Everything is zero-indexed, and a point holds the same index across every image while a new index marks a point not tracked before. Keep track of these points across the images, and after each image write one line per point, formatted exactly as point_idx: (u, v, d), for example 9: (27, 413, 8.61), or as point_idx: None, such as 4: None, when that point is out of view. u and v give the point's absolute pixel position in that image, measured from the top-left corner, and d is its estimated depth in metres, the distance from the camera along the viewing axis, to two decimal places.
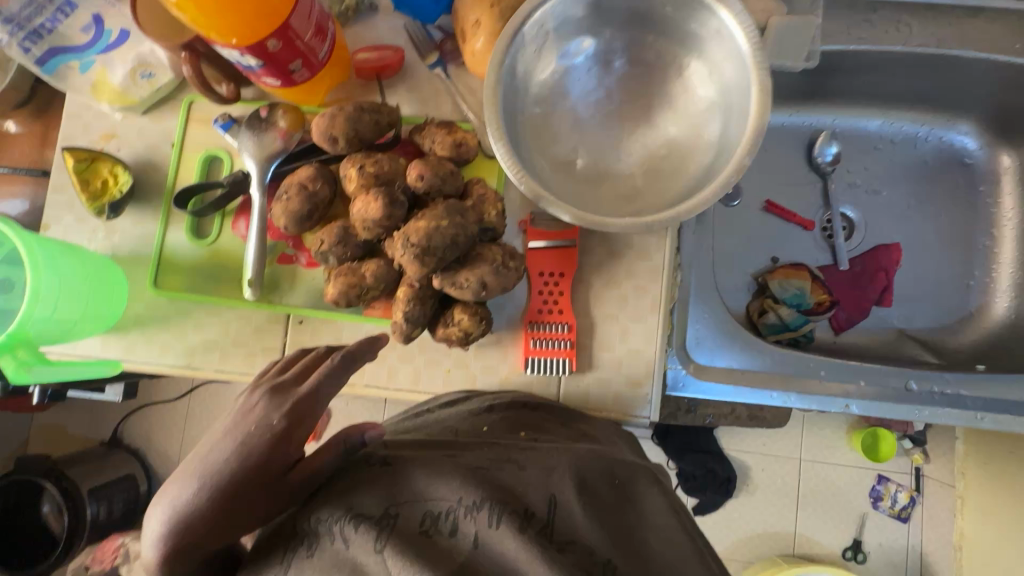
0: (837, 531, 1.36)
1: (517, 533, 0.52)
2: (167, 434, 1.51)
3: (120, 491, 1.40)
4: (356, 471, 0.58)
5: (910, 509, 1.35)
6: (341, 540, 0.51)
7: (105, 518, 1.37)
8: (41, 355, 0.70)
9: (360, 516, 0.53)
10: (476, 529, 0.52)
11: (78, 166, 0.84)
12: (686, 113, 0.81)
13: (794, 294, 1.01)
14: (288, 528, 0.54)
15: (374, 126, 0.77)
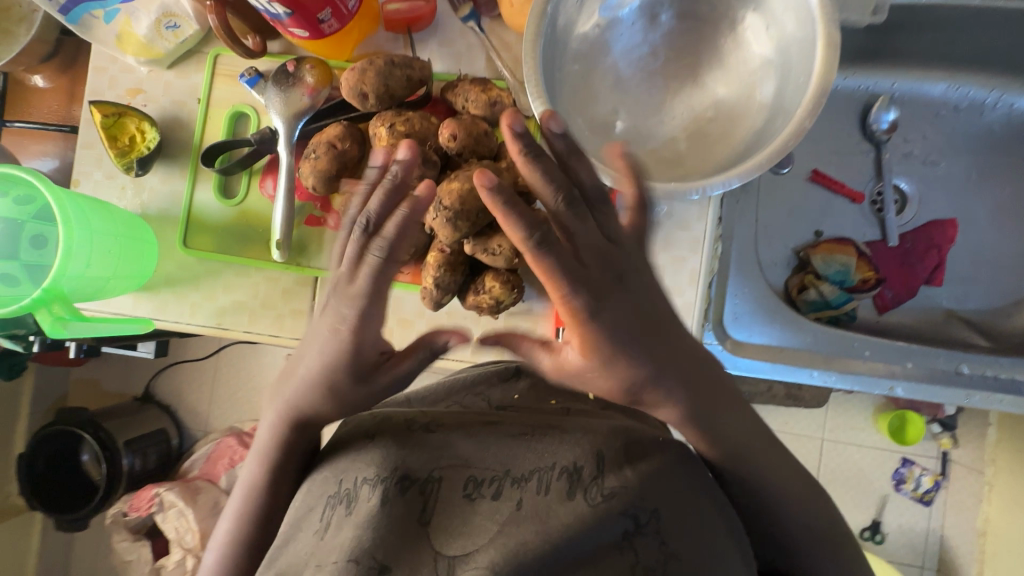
0: (857, 511, 1.34)
1: (563, 501, 0.50)
2: (196, 391, 1.55)
3: (152, 445, 1.46)
4: (395, 432, 0.55)
5: (933, 493, 1.32)
6: (381, 500, 0.50)
7: (140, 467, 1.41)
8: (76, 311, 0.69)
9: (404, 476, 0.51)
10: (519, 495, 0.50)
11: (106, 121, 0.82)
12: (738, 72, 0.76)
13: (837, 270, 0.96)
14: (330, 483, 0.54)
15: (406, 82, 0.73)
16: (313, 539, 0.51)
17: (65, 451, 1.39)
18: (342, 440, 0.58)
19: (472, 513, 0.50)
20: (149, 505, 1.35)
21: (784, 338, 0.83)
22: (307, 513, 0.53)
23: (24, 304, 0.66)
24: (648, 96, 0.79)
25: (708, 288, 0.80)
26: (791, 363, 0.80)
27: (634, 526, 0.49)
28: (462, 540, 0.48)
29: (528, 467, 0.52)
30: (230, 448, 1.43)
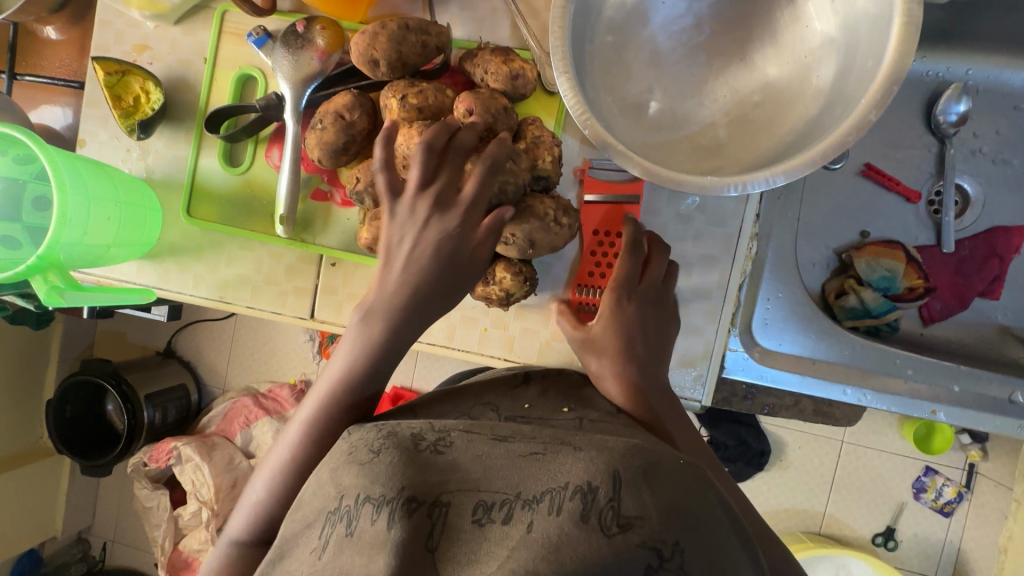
0: (871, 517, 1.29)
1: (577, 524, 0.47)
2: (214, 351, 1.56)
3: (172, 400, 1.47)
4: (401, 450, 0.55)
5: (954, 505, 1.26)
6: (385, 521, 0.49)
7: (161, 422, 1.43)
8: (72, 280, 0.67)
9: (410, 497, 0.51)
10: (532, 516, 0.48)
11: (110, 79, 0.78)
12: (793, 51, 0.67)
13: (883, 276, 0.88)
14: (331, 499, 0.54)
15: (420, 49, 0.67)
16: (312, 562, 0.51)
17: (92, 400, 1.43)
18: (345, 454, 0.57)
19: (483, 536, 0.48)
20: (167, 459, 1.36)
21: (818, 349, 0.76)
22: (307, 529, 0.54)
23: (19, 271, 0.64)
24: (688, 75, 0.72)
25: (737, 291, 0.74)
26: (823, 378, 0.74)
27: (659, 560, 0.47)
28: (475, 567, 0.46)
29: (541, 487, 0.50)
30: (246, 408, 1.45)
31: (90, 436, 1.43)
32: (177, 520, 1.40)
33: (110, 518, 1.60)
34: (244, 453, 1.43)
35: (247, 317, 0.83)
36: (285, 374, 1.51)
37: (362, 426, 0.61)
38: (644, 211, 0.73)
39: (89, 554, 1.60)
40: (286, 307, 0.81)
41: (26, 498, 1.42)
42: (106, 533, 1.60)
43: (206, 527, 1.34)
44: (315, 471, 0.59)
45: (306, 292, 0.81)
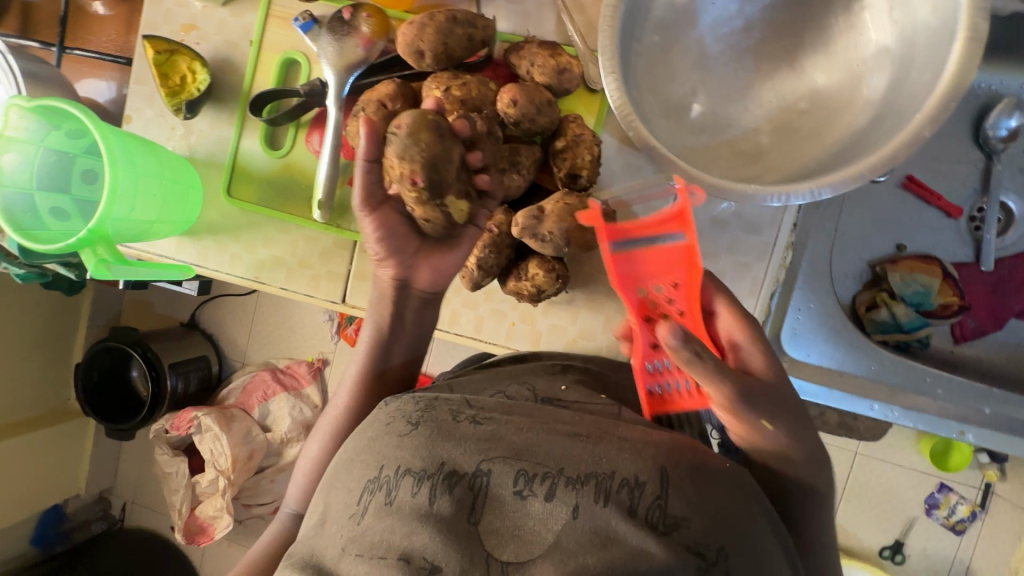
0: (880, 529, 1.28)
1: (624, 515, 0.51)
2: (238, 324, 1.58)
3: (195, 370, 1.51)
4: (441, 424, 0.59)
5: (967, 523, 1.25)
6: (429, 495, 0.53)
7: (182, 391, 1.47)
8: (119, 254, 0.69)
9: (451, 472, 0.55)
10: (577, 501, 0.51)
11: (158, 58, 0.80)
12: (845, 60, 0.66)
13: (917, 291, 0.87)
14: (371, 467, 0.58)
15: (467, 42, 0.67)
16: (352, 526, 0.55)
17: (117, 367, 1.45)
18: (385, 424, 0.61)
19: (523, 511, 0.52)
20: (188, 427, 1.40)
21: (847, 362, 0.75)
22: (344, 496, 0.58)
23: (70, 243, 0.66)
24: (734, 79, 0.71)
25: (769, 299, 0.74)
26: (847, 391, 0.74)
27: (704, 563, 0.50)
28: (519, 544, 0.50)
29: (584, 470, 0.53)
30: (265, 383, 1.49)
31: (112, 404, 1.44)
32: (194, 487, 1.45)
33: (131, 480, 1.65)
34: (262, 426, 1.48)
35: (280, 297, 0.84)
36: (301, 352, 1.52)
37: (398, 398, 0.65)
38: None
39: (110, 512, 1.65)
40: (318, 290, 0.83)
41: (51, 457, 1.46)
42: (126, 494, 1.65)
43: (223, 495, 1.39)
44: (352, 437, 0.63)
45: (338, 276, 0.82)
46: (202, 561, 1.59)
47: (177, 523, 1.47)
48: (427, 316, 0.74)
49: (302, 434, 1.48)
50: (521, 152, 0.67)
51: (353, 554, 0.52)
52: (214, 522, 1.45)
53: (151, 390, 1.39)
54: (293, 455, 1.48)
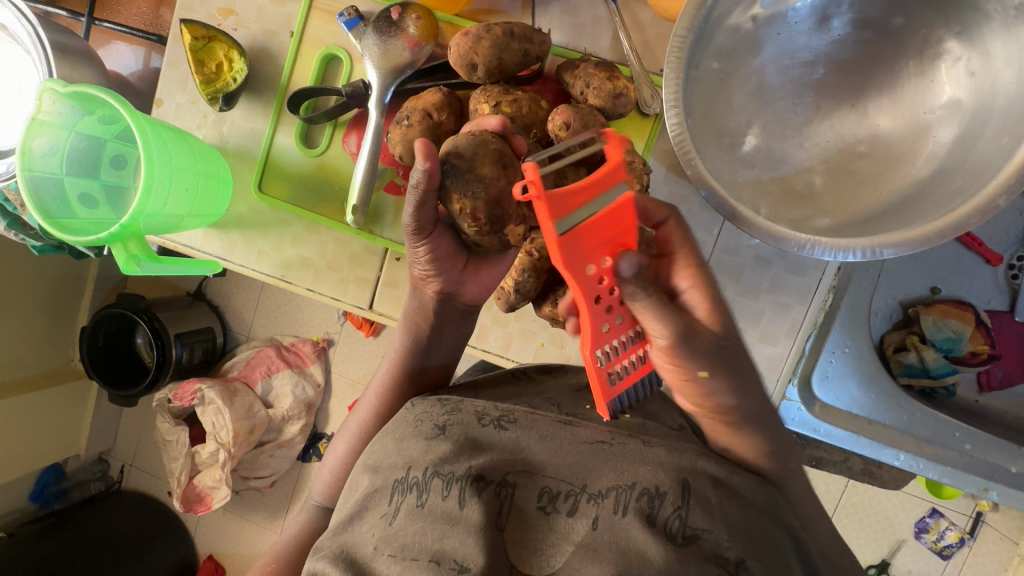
0: (868, 547, 1.22)
1: (642, 524, 0.50)
2: (246, 296, 1.47)
3: (200, 341, 1.40)
4: (466, 428, 0.59)
5: (954, 549, 1.20)
6: (458, 500, 0.53)
7: (187, 361, 1.36)
8: (150, 251, 0.68)
9: (479, 476, 0.54)
10: (596, 514, 0.51)
11: (195, 44, 0.77)
12: (911, 107, 0.64)
13: (947, 337, 0.85)
14: (398, 469, 0.57)
15: (521, 57, 0.65)
16: (383, 525, 0.55)
17: (124, 330, 1.34)
18: (411, 427, 0.61)
19: (548, 527, 0.52)
20: (191, 400, 1.29)
21: (876, 411, 0.76)
22: (374, 495, 0.57)
23: (101, 237, 0.64)
24: (792, 113, 0.68)
25: (805, 342, 0.73)
26: (875, 439, 0.74)
27: (724, 573, 0.49)
28: (544, 558, 0.51)
29: (607, 484, 0.53)
30: (269, 358, 1.38)
31: (118, 370, 1.34)
32: (195, 456, 1.35)
33: (130, 445, 1.55)
34: (264, 402, 1.38)
35: (306, 298, 0.83)
36: (307, 330, 1.43)
37: (425, 400, 0.65)
38: (723, 249, 0.72)
39: (108, 473, 1.56)
40: (345, 295, 0.81)
41: (46, 414, 1.35)
42: (125, 456, 1.56)
43: (223, 467, 1.30)
44: (379, 435, 0.64)
45: (366, 282, 0.81)
46: (196, 530, 1.51)
47: (174, 490, 1.37)
48: (464, 328, 0.73)
49: (304, 413, 1.40)
50: None
51: (385, 553, 0.52)
52: (213, 492, 1.37)
53: (155, 359, 1.26)
54: (293, 432, 1.40)
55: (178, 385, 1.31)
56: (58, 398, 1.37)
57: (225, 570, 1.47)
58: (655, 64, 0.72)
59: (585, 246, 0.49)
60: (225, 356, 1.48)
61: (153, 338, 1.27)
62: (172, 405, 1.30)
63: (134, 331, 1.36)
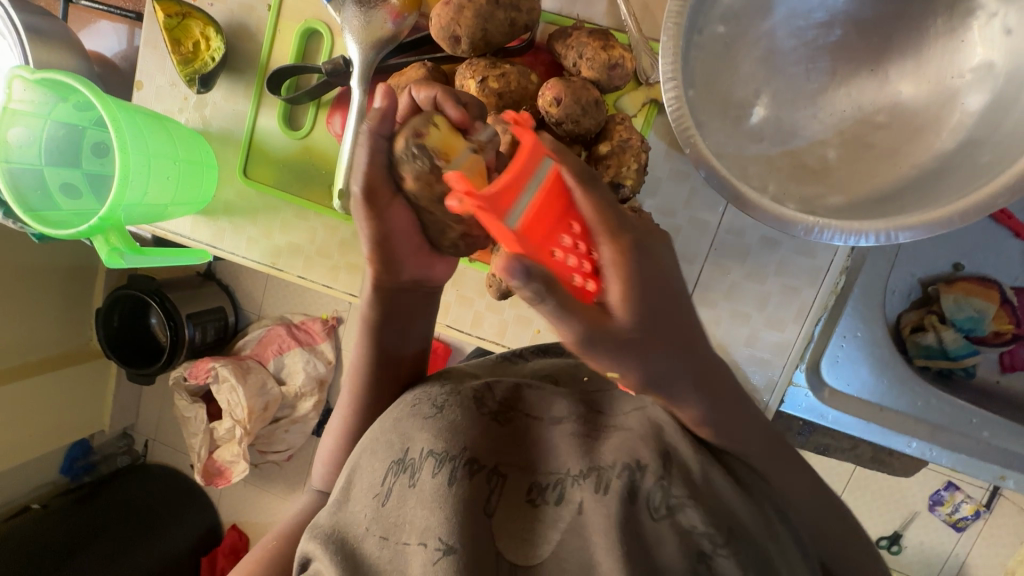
0: (879, 518, 1.21)
1: (625, 504, 0.47)
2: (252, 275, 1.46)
3: (212, 320, 1.39)
4: (464, 410, 0.56)
5: (969, 522, 1.17)
6: (447, 477, 0.50)
7: (200, 341, 1.35)
8: (132, 243, 0.66)
9: (470, 459, 0.52)
10: (582, 496, 0.48)
11: (169, 21, 0.73)
12: (938, 71, 0.58)
13: (969, 316, 0.80)
14: (395, 450, 0.55)
15: (508, 28, 0.60)
16: (374, 507, 0.53)
17: (138, 311, 1.33)
18: (409, 407, 0.58)
19: (535, 517, 0.50)
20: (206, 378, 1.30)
21: (888, 396, 0.72)
22: (367, 475, 0.56)
23: (81, 230, 0.63)
24: (805, 81, 0.63)
25: (815, 326, 0.69)
26: (885, 426, 0.71)
27: (711, 547, 0.45)
28: (530, 546, 0.48)
29: (589, 464, 0.50)
30: (279, 336, 1.38)
31: (136, 349, 1.34)
32: (212, 432, 1.36)
33: (150, 421, 1.58)
34: (277, 378, 1.38)
35: (299, 285, 0.81)
36: (316, 308, 1.42)
37: (428, 382, 0.62)
38: (728, 229, 0.68)
39: (133, 448, 1.59)
40: (336, 282, 0.79)
41: (68, 392, 1.37)
42: (147, 431, 1.59)
43: (239, 442, 1.31)
44: (379, 418, 0.60)
45: (357, 269, 0.78)
46: (220, 500, 1.55)
47: (195, 463, 1.40)
48: None
49: (316, 389, 1.39)
50: None
51: (375, 534, 0.52)
52: (233, 466, 1.38)
53: (169, 340, 1.26)
54: (307, 408, 1.39)
55: (193, 366, 1.31)
56: (79, 376, 1.39)
57: (247, 539, 1.52)
58: (655, 30, 0.67)
59: (537, 241, 0.38)
60: (236, 334, 1.48)
61: (164, 319, 1.26)
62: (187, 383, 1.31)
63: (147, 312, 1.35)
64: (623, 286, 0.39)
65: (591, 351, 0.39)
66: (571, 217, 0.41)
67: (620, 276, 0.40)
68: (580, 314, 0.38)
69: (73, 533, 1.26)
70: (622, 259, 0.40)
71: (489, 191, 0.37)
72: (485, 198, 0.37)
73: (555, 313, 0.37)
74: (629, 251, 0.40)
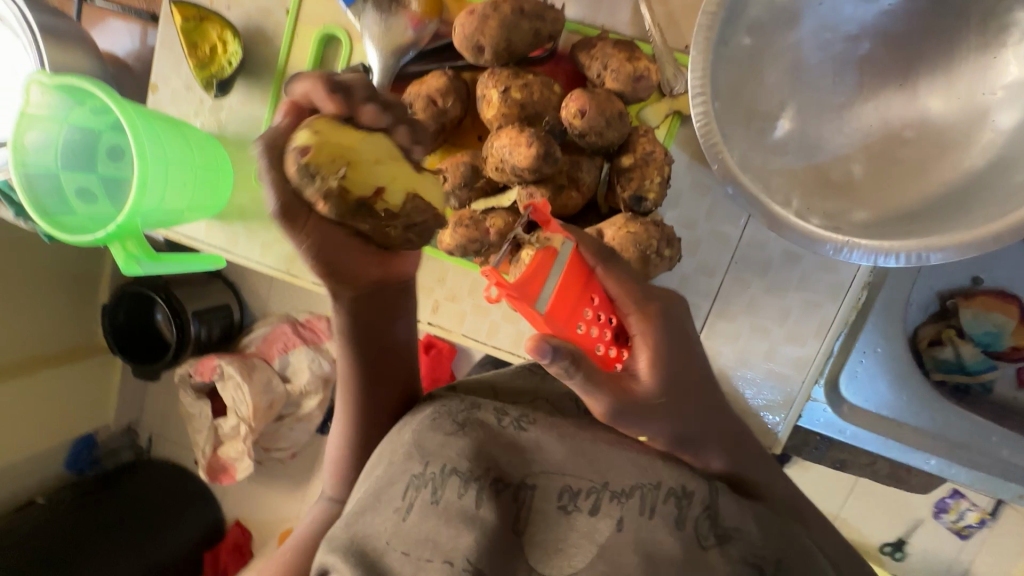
0: (884, 525, 1.20)
1: (671, 527, 0.49)
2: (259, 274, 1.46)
3: (218, 317, 1.38)
4: (485, 429, 0.55)
5: (973, 530, 1.16)
6: (474, 499, 0.51)
7: (206, 338, 1.35)
8: (149, 250, 0.66)
9: (496, 479, 0.53)
10: (620, 513, 0.50)
11: (187, 25, 0.72)
12: (969, 86, 0.57)
13: (988, 331, 0.79)
14: (415, 463, 0.54)
15: (532, 38, 0.60)
16: (395, 522, 0.52)
17: (144, 308, 1.33)
18: (428, 419, 0.57)
19: (568, 526, 0.51)
20: (213, 375, 1.31)
21: (907, 412, 0.72)
22: (385, 489, 0.54)
23: (98, 237, 0.62)
24: (831, 94, 0.62)
25: (835, 342, 0.69)
26: (904, 443, 0.71)
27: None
28: (562, 558, 0.50)
29: (630, 482, 0.51)
30: (286, 335, 1.37)
31: (143, 346, 1.34)
32: (218, 429, 1.36)
33: (156, 416, 1.58)
34: (282, 377, 1.37)
35: (313, 291, 0.81)
36: (323, 307, 1.41)
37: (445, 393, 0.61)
38: (749, 243, 0.68)
39: (137, 443, 1.59)
40: None
41: (75, 387, 1.36)
42: (153, 427, 1.59)
43: (246, 440, 1.31)
44: (393, 431, 0.58)
45: None
46: (224, 496, 1.55)
47: (200, 461, 1.40)
48: None
49: (321, 387, 1.37)
50: (582, 167, 0.61)
51: (400, 549, 0.51)
52: (237, 463, 1.38)
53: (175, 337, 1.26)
54: (312, 407, 1.38)
55: (201, 364, 1.31)
56: (87, 371, 1.39)
57: (251, 536, 1.52)
58: (680, 40, 0.66)
59: (561, 320, 0.47)
60: (243, 332, 1.47)
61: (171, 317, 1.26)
62: (194, 380, 1.31)
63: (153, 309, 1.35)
64: (649, 358, 0.51)
65: (619, 419, 0.48)
66: (592, 289, 0.51)
67: (646, 333, 0.52)
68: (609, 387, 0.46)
69: (78, 529, 1.26)
70: (646, 326, 0.52)
71: (517, 284, 0.44)
72: (515, 290, 0.43)
73: (583, 386, 0.44)
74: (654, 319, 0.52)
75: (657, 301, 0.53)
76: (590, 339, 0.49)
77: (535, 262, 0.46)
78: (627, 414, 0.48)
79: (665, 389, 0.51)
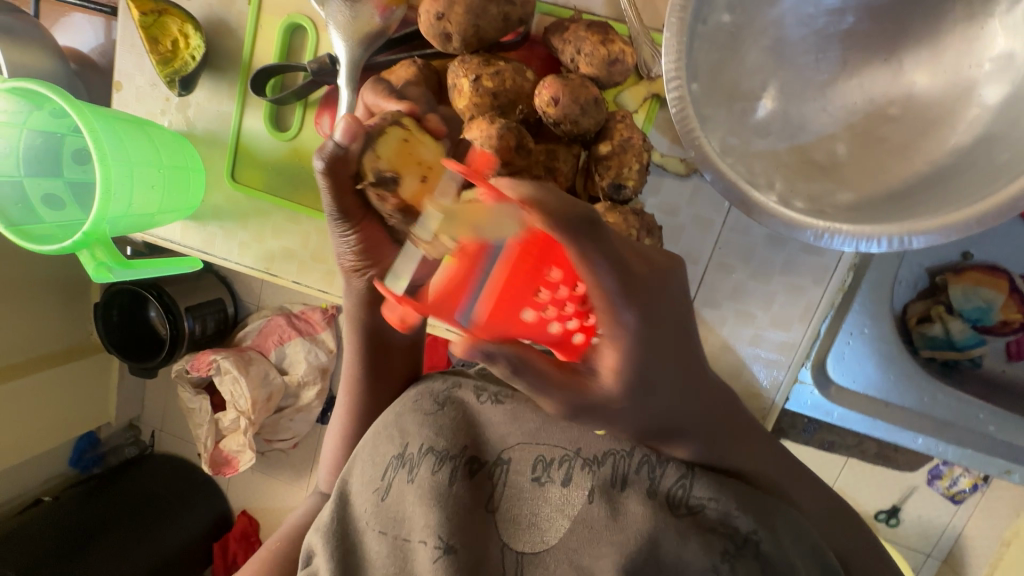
0: (879, 492, 1.20)
1: (643, 495, 0.51)
2: None
3: (211, 311, 1.36)
4: (463, 406, 0.59)
5: (966, 494, 1.15)
6: (449, 476, 0.54)
7: (200, 334, 1.33)
8: (119, 256, 0.64)
9: (472, 457, 0.56)
10: (594, 483, 0.53)
11: (145, 19, 0.69)
12: (954, 60, 0.55)
13: (978, 306, 0.78)
14: (393, 444, 0.57)
15: (502, 23, 0.58)
16: (375, 501, 0.55)
17: (136, 305, 1.31)
18: (409, 401, 0.60)
19: (543, 500, 0.53)
20: (208, 370, 1.29)
21: (893, 393, 0.72)
22: (366, 468, 0.57)
23: (65, 246, 0.61)
24: (814, 71, 0.60)
25: (822, 325, 0.68)
26: (891, 423, 0.71)
27: (733, 547, 0.49)
28: (538, 532, 0.52)
29: (603, 449, 0.54)
30: (280, 327, 1.36)
31: (136, 344, 1.32)
32: (218, 423, 1.36)
33: (156, 409, 1.57)
34: (279, 369, 1.36)
35: (293, 290, 0.80)
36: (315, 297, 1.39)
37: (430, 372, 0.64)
38: (732, 228, 0.66)
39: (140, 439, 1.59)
40: (332, 287, 0.77)
41: (73, 386, 1.36)
42: (153, 421, 1.58)
43: (246, 433, 1.31)
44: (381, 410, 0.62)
45: None
46: (228, 487, 1.55)
47: (202, 453, 1.40)
48: None
49: (319, 377, 1.37)
50: (559, 156, 0.60)
51: (376, 529, 0.54)
52: (239, 454, 1.38)
53: (169, 334, 1.25)
54: (310, 397, 1.38)
55: (195, 358, 1.30)
56: (84, 370, 1.37)
57: (258, 525, 1.53)
58: (657, 19, 0.63)
59: (505, 319, 0.39)
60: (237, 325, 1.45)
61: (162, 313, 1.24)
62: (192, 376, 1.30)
63: (145, 306, 1.33)
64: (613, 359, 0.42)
65: (579, 417, 0.44)
66: (554, 261, 0.40)
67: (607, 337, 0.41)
68: (550, 378, 0.41)
69: (82, 527, 1.26)
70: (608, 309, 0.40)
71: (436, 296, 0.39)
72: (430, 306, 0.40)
73: (529, 387, 0.41)
74: (612, 298, 0.40)
75: (619, 272, 0.40)
76: (544, 321, 0.41)
77: (462, 251, 0.39)
78: (583, 410, 0.44)
79: (631, 392, 0.43)
